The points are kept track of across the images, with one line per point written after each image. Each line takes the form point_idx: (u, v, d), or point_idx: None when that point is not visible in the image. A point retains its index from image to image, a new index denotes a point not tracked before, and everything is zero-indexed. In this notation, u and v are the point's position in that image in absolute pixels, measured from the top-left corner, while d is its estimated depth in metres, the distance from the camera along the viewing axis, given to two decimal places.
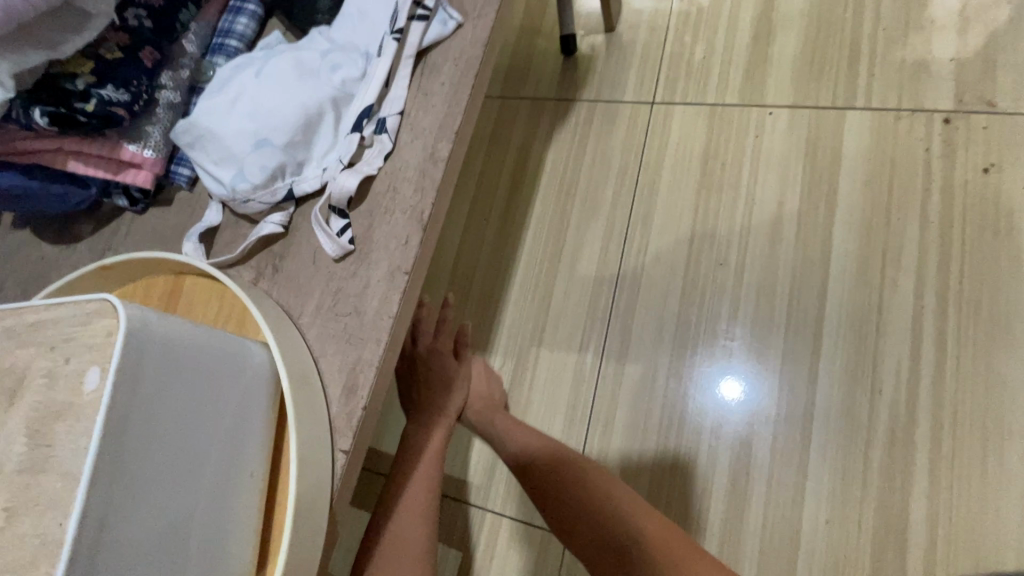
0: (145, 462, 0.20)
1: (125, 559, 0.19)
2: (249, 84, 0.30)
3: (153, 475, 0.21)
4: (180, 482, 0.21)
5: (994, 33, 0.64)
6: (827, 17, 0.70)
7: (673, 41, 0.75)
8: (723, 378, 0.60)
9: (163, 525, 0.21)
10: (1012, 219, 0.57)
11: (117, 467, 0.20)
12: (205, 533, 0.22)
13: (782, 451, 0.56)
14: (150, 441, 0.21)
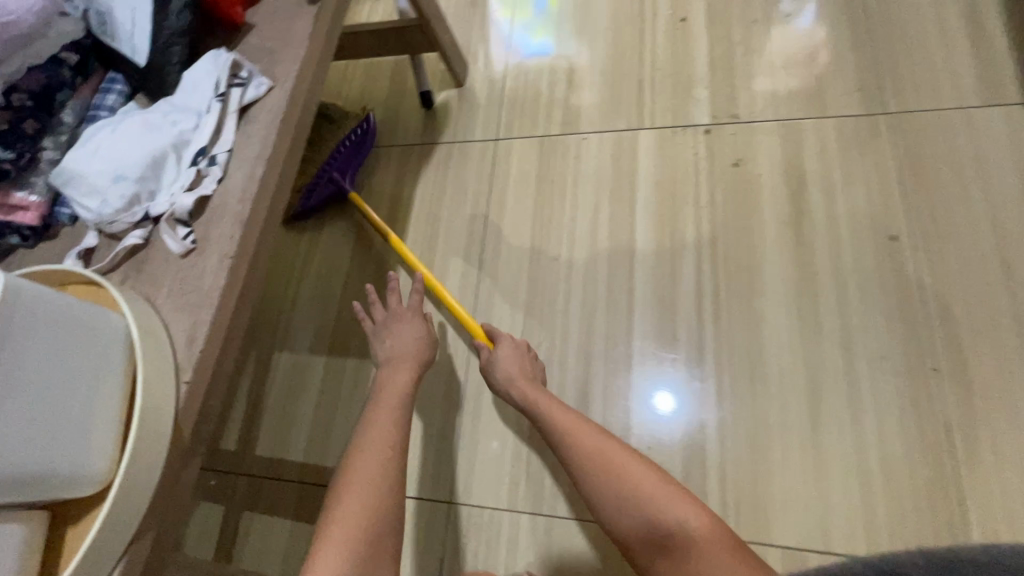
0: (24, 377, 0.29)
1: (11, 441, 0.28)
2: (107, 139, 0.42)
3: (30, 386, 0.30)
4: (57, 395, 0.31)
5: (735, 65, 0.85)
6: (620, 64, 0.90)
7: (509, 90, 0.93)
8: (667, 394, 0.68)
9: (38, 427, 0.30)
10: (755, 198, 0.75)
11: (4, 382, 0.28)
12: (75, 434, 0.31)
13: (625, 401, 0.69)
14: (28, 363, 0.30)
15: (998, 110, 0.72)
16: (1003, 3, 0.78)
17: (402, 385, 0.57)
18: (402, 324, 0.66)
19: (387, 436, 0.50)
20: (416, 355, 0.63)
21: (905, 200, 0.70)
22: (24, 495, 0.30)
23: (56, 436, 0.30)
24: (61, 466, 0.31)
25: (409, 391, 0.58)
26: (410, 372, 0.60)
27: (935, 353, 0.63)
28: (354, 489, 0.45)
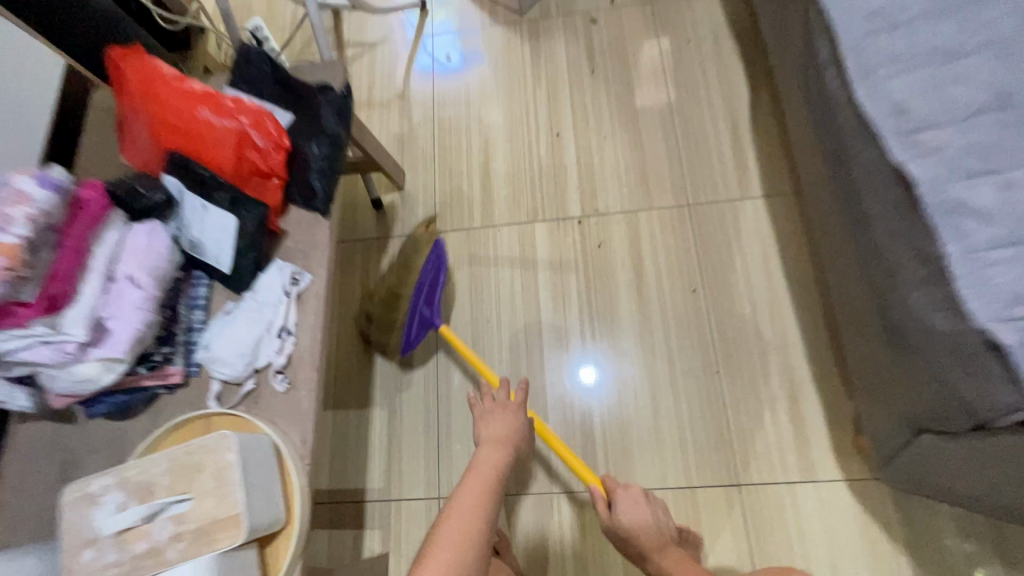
0: (251, 475, 0.62)
1: (256, 505, 0.61)
2: (228, 333, 0.73)
3: (254, 479, 0.62)
4: (264, 480, 0.63)
5: (593, 170, 1.24)
6: (517, 172, 1.27)
7: (440, 194, 1.28)
8: (591, 375, 1.09)
9: (263, 497, 0.62)
10: (612, 269, 1.16)
11: (246, 479, 0.61)
12: (275, 497, 0.64)
13: (565, 373, 1.10)
14: (250, 468, 0.62)
15: (750, 199, 1.16)
16: (754, 122, 1.22)
17: (494, 468, 0.74)
18: (504, 412, 0.87)
19: (472, 517, 0.65)
20: (511, 439, 0.82)
21: (698, 265, 1.13)
22: (265, 530, 0.62)
23: (270, 500, 0.63)
24: (275, 513, 0.63)
25: (498, 471, 0.74)
26: (502, 456, 0.78)
27: (717, 361, 1.06)
28: (445, 535, 0.62)
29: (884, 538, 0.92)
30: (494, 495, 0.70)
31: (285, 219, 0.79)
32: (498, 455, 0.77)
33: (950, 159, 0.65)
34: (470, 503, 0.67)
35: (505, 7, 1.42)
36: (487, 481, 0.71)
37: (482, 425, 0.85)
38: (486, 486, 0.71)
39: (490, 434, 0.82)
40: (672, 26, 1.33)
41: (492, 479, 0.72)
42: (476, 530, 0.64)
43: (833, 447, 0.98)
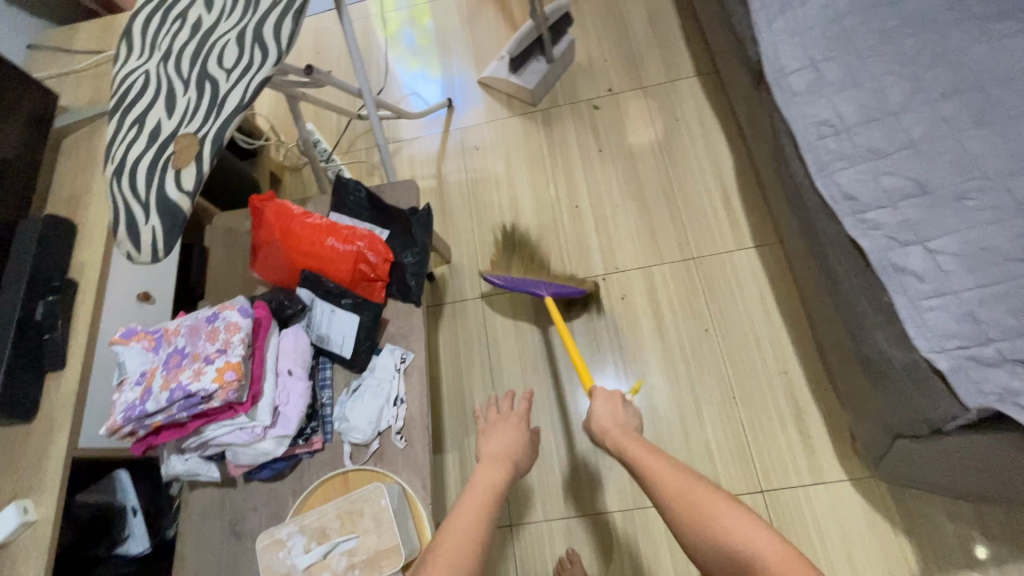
0: (397, 516, 0.81)
1: (403, 539, 0.81)
2: (356, 405, 0.92)
3: (399, 520, 0.82)
4: (405, 519, 0.83)
5: (609, 233, 1.48)
6: (546, 240, 1.50)
7: (482, 263, 1.51)
8: None
9: (405, 533, 0.82)
10: (634, 316, 1.38)
11: (396, 519, 0.81)
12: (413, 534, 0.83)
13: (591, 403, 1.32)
14: (396, 511, 0.82)
15: (744, 250, 1.39)
16: (739, 184, 1.46)
17: (493, 481, 0.81)
18: (502, 432, 0.94)
19: (469, 528, 0.71)
20: (510, 454, 0.89)
21: (708, 308, 1.35)
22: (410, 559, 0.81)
23: (410, 535, 0.82)
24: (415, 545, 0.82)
25: (495, 484, 0.80)
26: (501, 470, 0.84)
27: (732, 388, 1.28)
28: (443, 551, 0.67)
29: (887, 528, 1.12)
30: (491, 510, 0.75)
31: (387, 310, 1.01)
32: (495, 467, 0.85)
33: (889, 231, 0.88)
34: (470, 518, 0.72)
35: (520, 101, 1.69)
36: (486, 494, 0.77)
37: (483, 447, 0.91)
38: (484, 505, 0.75)
39: (489, 449, 0.90)
40: (663, 108, 1.59)
41: (492, 492, 0.78)
42: (476, 541, 0.69)
43: (836, 454, 1.19)
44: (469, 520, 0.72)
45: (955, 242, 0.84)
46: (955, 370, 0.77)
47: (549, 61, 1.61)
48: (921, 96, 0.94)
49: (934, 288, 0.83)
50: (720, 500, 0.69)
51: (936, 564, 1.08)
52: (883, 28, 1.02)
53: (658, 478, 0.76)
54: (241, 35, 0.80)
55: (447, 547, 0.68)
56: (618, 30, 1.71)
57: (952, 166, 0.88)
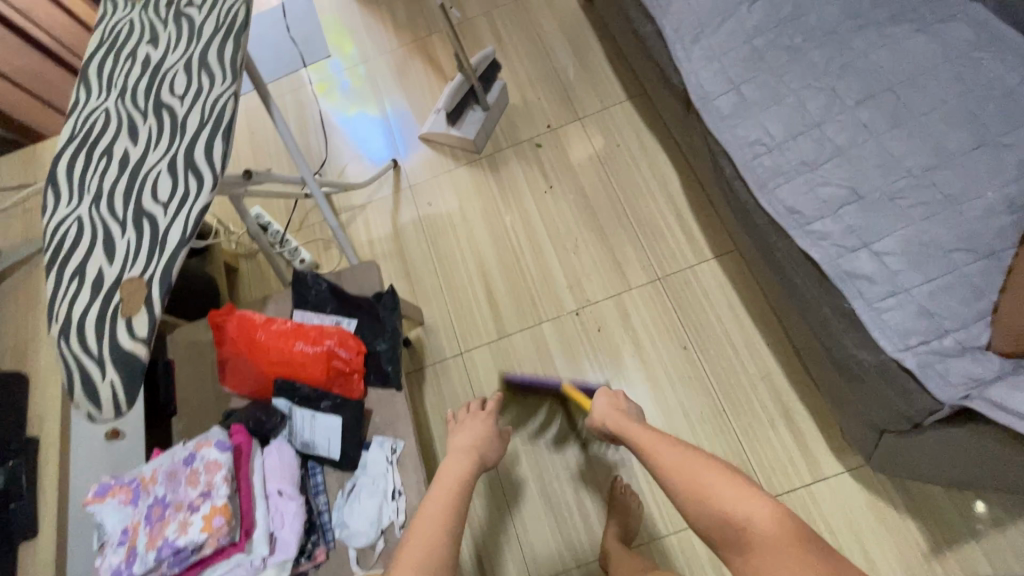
0: None
1: None
2: (355, 507, 0.89)
3: None
4: None
5: (573, 266, 1.50)
6: (513, 284, 1.51)
7: (455, 318, 1.51)
8: None
9: None
10: (612, 344, 1.40)
11: None
12: None
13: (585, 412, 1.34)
14: None
15: (705, 262, 1.43)
16: (688, 197, 1.51)
17: (462, 468, 0.84)
18: (468, 427, 0.97)
19: (439, 512, 0.74)
20: (478, 443, 0.93)
21: (683, 325, 1.38)
22: None
23: None
24: None
25: (466, 471, 0.84)
26: (470, 458, 0.88)
27: (721, 401, 1.30)
28: (415, 536, 0.70)
29: (892, 512, 1.14)
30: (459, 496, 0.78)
31: (367, 400, 0.99)
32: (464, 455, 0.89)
33: (836, 240, 0.92)
34: (440, 502, 0.76)
35: (463, 150, 1.71)
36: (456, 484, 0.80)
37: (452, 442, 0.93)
38: (454, 489, 0.79)
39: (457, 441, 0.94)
40: (602, 136, 1.63)
41: (461, 482, 0.81)
42: (449, 525, 0.72)
43: (830, 447, 1.22)
44: (439, 506, 0.75)
45: (900, 241, 0.88)
46: (923, 366, 0.80)
47: (485, 109, 1.64)
48: (837, 106, 1.00)
49: (890, 289, 0.86)
50: (740, 493, 0.70)
51: (944, 539, 1.11)
52: (791, 45, 1.08)
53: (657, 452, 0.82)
54: (172, 164, 0.79)
55: (418, 537, 0.70)
56: (545, 68, 1.76)
57: (880, 168, 0.93)
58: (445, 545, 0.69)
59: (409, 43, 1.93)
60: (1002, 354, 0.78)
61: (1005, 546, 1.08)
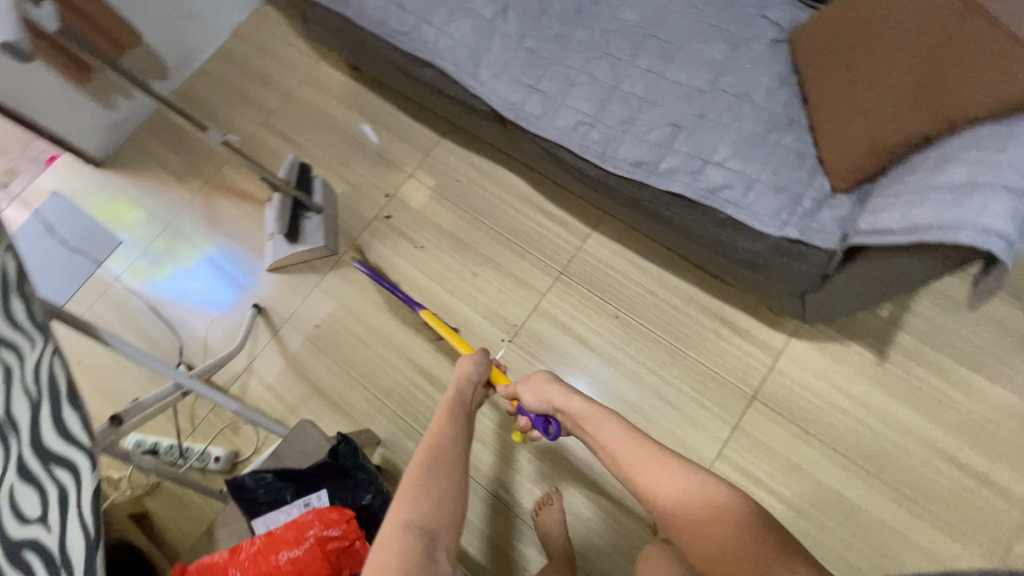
0: None
1: None
2: None
3: None
4: None
5: (484, 304, 1.49)
6: (441, 350, 1.46)
7: (407, 416, 1.42)
8: None
9: None
10: (559, 350, 1.42)
11: None
12: None
13: None
14: None
15: (588, 237, 1.50)
16: (542, 191, 1.58)
17: (454, 401, 0.96)
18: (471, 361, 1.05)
19: (436, 437, 0.86)
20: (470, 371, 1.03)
21: (604, 299, 1.44)
22: None
23: None
24: None
25: (456, 402, 0.95)
26: (462, 391, 0.98)
27: (671, 341, 1.38)
28: (419, 461, 0.82)
29: (840, 347, 1.30)
30: (459, 423, 0.90)
31: None
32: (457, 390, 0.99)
33: (685, 169, 1.03)
34: (440, 432, 0.88)
35: (319, 259, 1.61)
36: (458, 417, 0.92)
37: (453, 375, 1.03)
38: (450, 421, 0.91)
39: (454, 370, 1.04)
40: (439, 179, 1.64)
41: (462, 414, 0.93)
42: (443, 450, 0.84)
43: (770, 325, 1.35)
44: (434, 435, 0.87)
45: (729, 146, 1.01)
46: (804, 230, 0.93)
47: (319, 210, 1.58)
48: (621, 66, 1.12)
49: (746, 185, 0.98)
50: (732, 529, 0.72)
51: (884, 342, 1.29)
52: (555, 34, 1.18)
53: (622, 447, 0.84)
54: (22, 469, 0.64)
55: (420, 466, 0.81)
56: (352, 146, 1.73)
57: (682, 98, 1.06)
58: (442, 468, 0.81)
59: (202, 188, 1.77)
60: (846, 193, 0.93)
61: (919, 321, 1.29)
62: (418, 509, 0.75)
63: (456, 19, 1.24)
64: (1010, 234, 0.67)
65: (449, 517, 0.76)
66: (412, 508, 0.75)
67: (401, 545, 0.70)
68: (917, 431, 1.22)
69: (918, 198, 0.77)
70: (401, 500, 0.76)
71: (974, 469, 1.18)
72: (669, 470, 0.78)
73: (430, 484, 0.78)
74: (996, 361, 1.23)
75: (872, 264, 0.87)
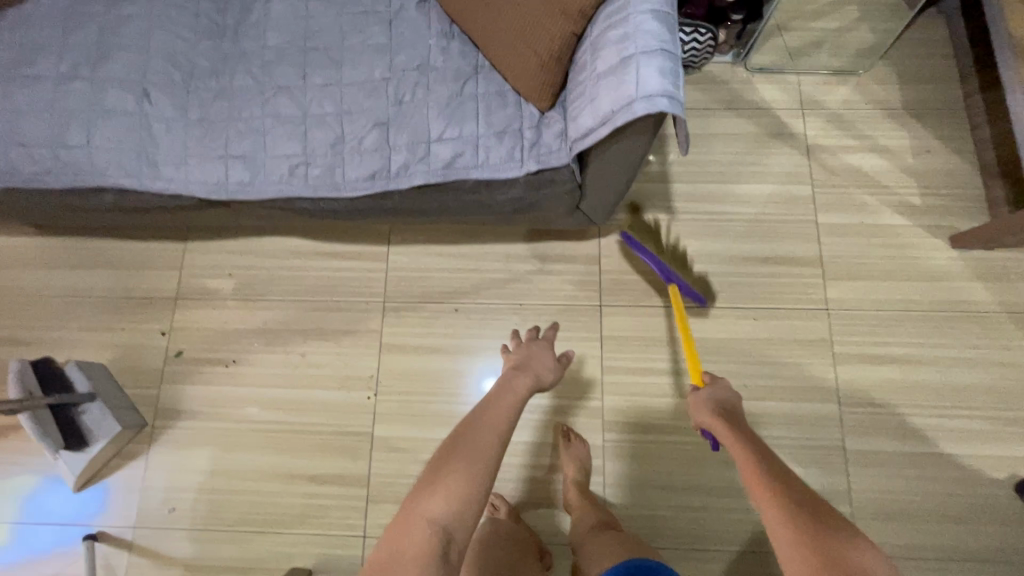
0: None
1: None
2: None
3: None
4: None
5: (332, 376, 1.37)
6: (319, 447, 1.33)
7: (325, 530, 1.29)
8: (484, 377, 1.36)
9: None
10: (426, 373, 1.36)
11: None
12: None
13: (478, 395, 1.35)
14: None
15: (389, 253, 1.43)
16: (320, 237, 1.45)
17: (518, 392, 0.91)
18: (538, 359, 1.03)
19: (480, 419, 0.83)
20: (535, 368, 1.00)
21: (437, 300, 1.40)
22: None
23: None
24: None
25: (518, 396, 0.90)
26: (522, 383, 0.94)
27: (514, 302, 1.39)
28: (460, 442, 0.79)
29: (642, 223, 1.41)
30: (511, 415, 0.85)
31: None
32: (512, 379, 0.95)
33: (414, 159, 0.99)
34: (491, 416, 0.84)
35: (131, 441, 1.36)
36: (514, 402, 0.88)
37: (515, 362, 1.02)
38: (507, 409, 0.86)
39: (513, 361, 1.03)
40: (209, 283, 1.45)
41: (518, 401, 0.89)
42: (489, 440, 0.79)
43: (583, 237, 1.41)
44: (480, 420, 0.83)
45: (438, 118, 0.99)
46: (537, 161, 0.96)
47: (91, 397, 1.29)
48: (297, 92, 1.03)
49: (472, 145, 0.98)
50: None
51: (669, 199, 1.42)
52: (216, 92, 1.06)
53: (777, 475, 0.79)
54: None
55: (456, 447, 0.78)
56: (91, 305, 1.45)
57: (370, 95, 1.01)
58: (481, 463, 0.76)
59: None
60: (551, 109, 0.96)
61: (682, 167, 1.44)
62: (447, 504, 0.72)
63: (96, 127, 1.04)
64: (669, 90, 0.74)
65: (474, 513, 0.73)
66: (439, 500, 0.71)
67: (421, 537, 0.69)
68: (727, 254, 1.38)
69: (595, 90, 0.80)
70: (428, 487, 0.73)
71: (776, 256, 1.37)
72: (828, 519, 0.70)
73: (461, 471, 0.74)
74: (746, 166, 1.43)
75: (599, 164, 0.92)
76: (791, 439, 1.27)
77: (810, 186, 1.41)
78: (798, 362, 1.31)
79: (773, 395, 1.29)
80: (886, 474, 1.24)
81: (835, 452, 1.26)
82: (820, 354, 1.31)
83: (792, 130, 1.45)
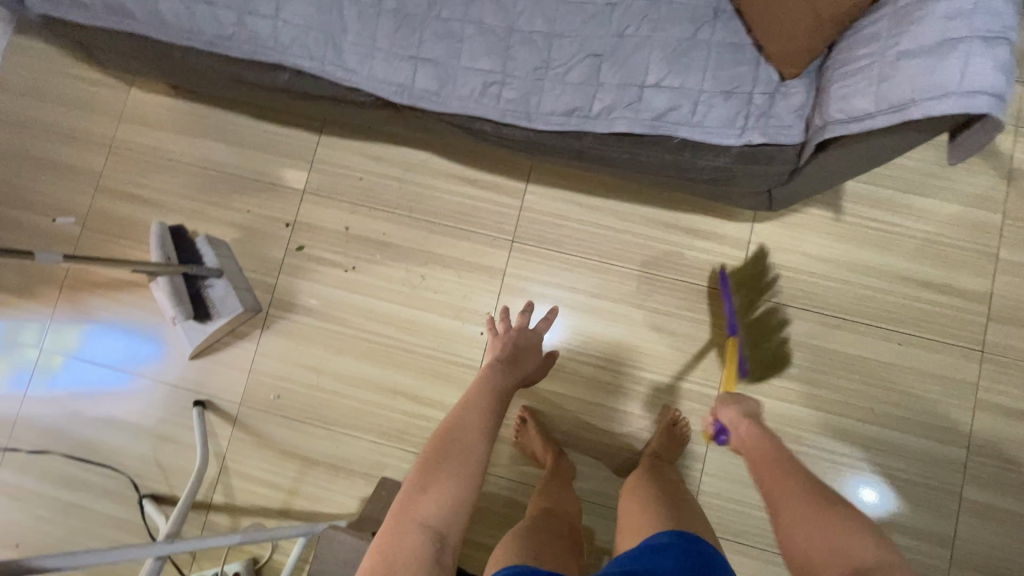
0: None
1: None
2: None
3: None
4: None
5: (448, 304, 1.35)
6: (424, 370, 1.34)
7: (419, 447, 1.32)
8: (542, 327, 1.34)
9: None
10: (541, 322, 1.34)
11: None
12: None
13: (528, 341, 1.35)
14: None
15: (526, 192, 1.37)
16: (458, 159, 1.39)
17: (500, 388, 0.93)
18: (523, 347, 1.05)
19: (466, 421, 0.85)
20: (516, 361, 1.01)
21: (567, 252, 1.34)
22: None
23: None
24: None
25: (499, 393, 0.91)
26: (502, 378, 0.95)
27: (644, 270, 1.32)
28: (449, 443, 0.81)
29: (800, 216, 1.30)
30: (493, 414, 0.87)
31: None
32: (497, 371, 0.96)
33: (622, 104, 0.90)
34: (476, 417, 0.85)
35: (245, 322, 1.38)
36: (496, 398, 0.90)
37: (502, 351, 1.03)
38: (486, 408, 0.87)
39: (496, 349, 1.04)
40: (338, 183, 1.41)
41: (500, 399, 0.91)
42: (474, 442, 0.82)
43: (732, 218, 1.32)
44: (465, 419, 0.85)
45: (662, 61, 0.88)
46: (764, 133, 0.86)
47: (218, 274, 1.31)
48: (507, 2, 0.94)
49: (693, 100, 0.88)
50: None
51: (836, 197, 1.30)
52: None
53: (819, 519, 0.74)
54: None
55: (443, 449, 0.80)
56: (220, 180, 1.44)
57: (589, 21, 0.91)
58: (466, 468, 0.78)
59: (59, 296, 1.43)
60: (796, 77, 0.85)
61: None
62: (438, 507, 0.74)
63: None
64: (999, 89, 0.63)
65: (465, 513, 0.75)
66: (431, 504, 0.74)
67: (412, 543, 0.70)
68: (888, 270, 1.27)
69: (889, 70, 0.69)
70: (417, 494, 0.75)
71: (941, 283, 1.26)
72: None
73: (448, 481, 0.76)
74: (933, 178, 1.29)
75: (842, 151, 0.80)
76: (903, 472, 1.23)
77: (1001, 215, 1.27)
78: (933, 398, 1.24)
79: (894, 424, 1.24)
80: (996, 530, 1.20)
81: (946, 495, 1.21)
82: (960, 395, 1.23)
83: (997, 147, 1.29)
